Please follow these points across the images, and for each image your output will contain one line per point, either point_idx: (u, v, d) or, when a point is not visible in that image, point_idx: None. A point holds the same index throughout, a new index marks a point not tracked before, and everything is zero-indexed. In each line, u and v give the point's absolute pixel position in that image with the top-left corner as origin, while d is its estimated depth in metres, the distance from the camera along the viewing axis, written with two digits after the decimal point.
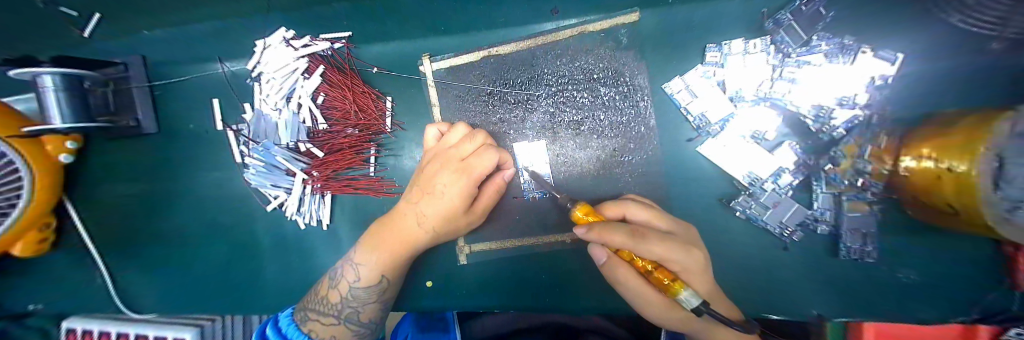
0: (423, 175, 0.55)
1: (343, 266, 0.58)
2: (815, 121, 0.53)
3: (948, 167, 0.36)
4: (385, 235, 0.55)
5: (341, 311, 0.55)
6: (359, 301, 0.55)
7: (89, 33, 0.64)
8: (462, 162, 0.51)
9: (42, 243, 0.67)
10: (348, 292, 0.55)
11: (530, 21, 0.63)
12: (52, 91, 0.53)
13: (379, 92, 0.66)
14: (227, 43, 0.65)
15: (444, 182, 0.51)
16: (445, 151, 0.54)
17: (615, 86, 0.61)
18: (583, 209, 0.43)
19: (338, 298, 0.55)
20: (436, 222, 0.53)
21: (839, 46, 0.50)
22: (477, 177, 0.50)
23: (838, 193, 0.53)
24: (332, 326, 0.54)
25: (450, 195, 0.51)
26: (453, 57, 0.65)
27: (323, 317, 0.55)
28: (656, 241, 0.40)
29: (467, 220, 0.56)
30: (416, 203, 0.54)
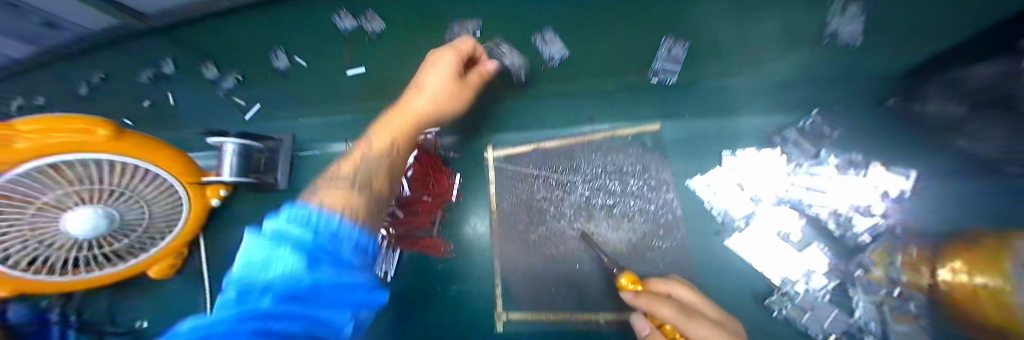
0: (409, 104, 0.65)
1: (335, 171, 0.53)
2: (839, 228, 0.58)
3: (981, 281, 0.40)
4: (390, 124, 0.63)
5: (356, 172, 0.51)
6: (375, 164, 0.56)
7: (247, 114, 0.94)
8: (417, 86, 0.67)
9: (171, 268, 0.84)
10: (357, 164, 0.54)
11: (572, 123, 0.80)
12: (229, 154, 0.78)
13: (451, 170, 0.85)
14: (354, 129, 0.91)
15: (431, 75, 0.65)
16: (412, 95, 0.67)
17: (643, 179, 0.72)
18: (628, 278, 0.54)
19: (352, 169, 0.52)
20: (431, 104, 0.65)
21: (848, 160, 0.61)
22: (454, 63, 0.65)
23: (878, 301, 0.53)
24: (340, 193, 0.43)
25: (438, 75, 0.64)
26: (511, 147, 0.84)
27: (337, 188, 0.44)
28: (699, 324, 0.46)
29: (450, 106, 0.69)
30: (410, 97, 0.67)
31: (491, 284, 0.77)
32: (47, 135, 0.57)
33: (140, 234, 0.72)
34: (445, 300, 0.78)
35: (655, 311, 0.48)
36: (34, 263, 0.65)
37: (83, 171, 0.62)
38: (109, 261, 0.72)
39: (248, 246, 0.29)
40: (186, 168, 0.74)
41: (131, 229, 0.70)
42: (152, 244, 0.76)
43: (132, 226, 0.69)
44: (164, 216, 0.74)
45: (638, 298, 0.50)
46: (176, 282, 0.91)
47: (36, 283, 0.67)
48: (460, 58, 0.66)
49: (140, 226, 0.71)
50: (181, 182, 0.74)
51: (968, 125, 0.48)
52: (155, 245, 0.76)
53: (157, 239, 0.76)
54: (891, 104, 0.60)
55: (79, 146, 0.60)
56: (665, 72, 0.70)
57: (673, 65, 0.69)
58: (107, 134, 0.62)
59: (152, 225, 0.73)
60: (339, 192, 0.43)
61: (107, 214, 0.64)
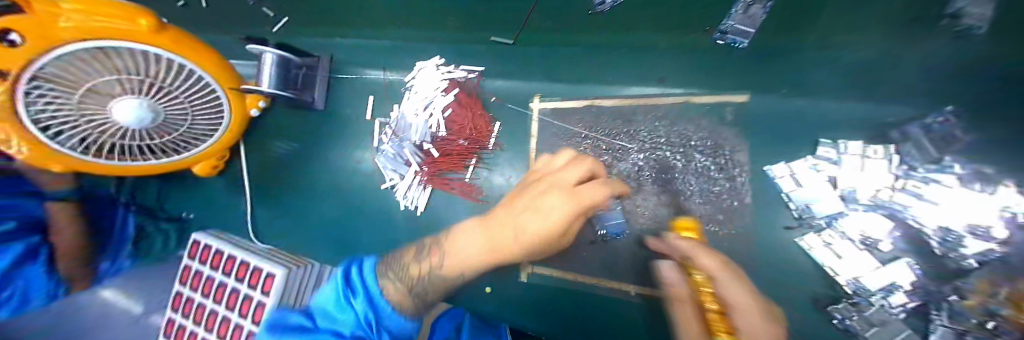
0: (502, 216, 0.60)
1: (433, 249, 0.61)
2: (940, 245, 0.50)
3: None
4: (491, 225, 0.60)
5: (415, 284, 0.53)
6: (435, 282, 0.57)
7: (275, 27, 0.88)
8: (550, 182, 0.60)
9: (214, 168, 0.90)
10: (424, 274, 0.56)
11: (636, 83, 0.72)
12: (268, 65, 0.73)
13: (491, 117, 0.79)
14: (394, 56, 0.84)
15: (553, 206, 0.56)
16: (545, 173, 0.64)
17: (712, 157, 0.64)
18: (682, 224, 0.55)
19: (416, 274, 0.55)
20: (534, 239, 0.58)
21: (976, 171, 0.48)
22: (584, 203, 0.55)
23: (963, 330, 0.46)
24: (402, 292, 0.49)
25: (556, 212, 0.55)
26: (560, 101, 0.76)
27: (399, 283, 0.51)
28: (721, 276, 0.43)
29: (556, 243, 0.63)
30: (521, 211, 0.59)
31: None
32: (93, 19, 0.49)
33: (186, 132, 0.72)
34: None
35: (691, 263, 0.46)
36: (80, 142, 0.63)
37: (128, 61, 0.55)
38: (159, 154, 0.74)
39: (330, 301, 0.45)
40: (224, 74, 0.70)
41: (175, 126, 0.69)
42: (198, 142, 0.78)
43: (178, 120, 0.68)
44: (206, 119, 0.74)
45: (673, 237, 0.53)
46: (219, 184, 0.96)
47: (75, 161, 0.65)
48: (580, 207, 0.55)
49: (187, 124, 0.70)
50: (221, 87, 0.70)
51: None
52: (201, 145, 0.79)
53: (200, 141, 0.78)
54: None
55: (128, 36, 0.53)
56: (736, 33, 0.60)
57: (748, 25, 0.58)
58: (151, 26, 0.54)
59: (195, 124, 0.72)
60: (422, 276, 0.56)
61: (146, 106, 0.59)
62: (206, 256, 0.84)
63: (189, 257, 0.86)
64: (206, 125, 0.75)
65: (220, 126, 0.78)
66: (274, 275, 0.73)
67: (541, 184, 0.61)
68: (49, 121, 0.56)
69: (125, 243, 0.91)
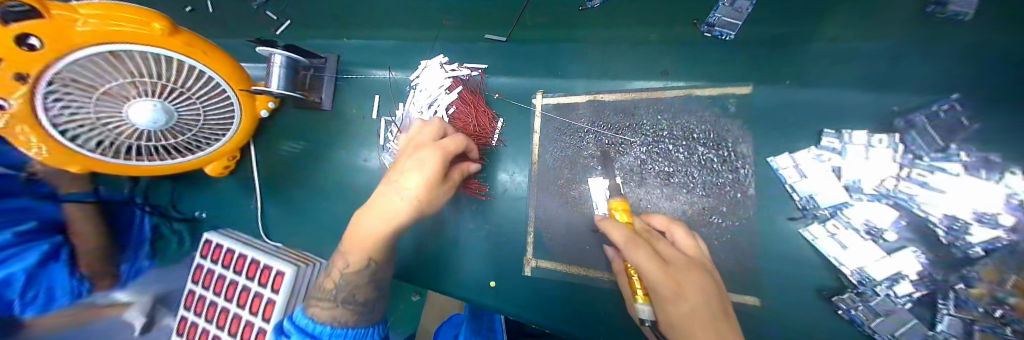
0: (383, 195, 0.60)
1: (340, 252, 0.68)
2: (948, 234, 0.49)
3: None
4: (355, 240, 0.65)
5: (336, 295, 0.65)
6: (351, 285, 0.66)
7: (279, 30, 0.91)
8: (417, 146, 0.61)
9: (225, 169, 0.92)
10: (340, 277, 0.66)
11: (639, 77, 0.72)
12: (276, 66, 0.74)
13: (494, 114, 0.80)
14: (398, 56, 0.85)
15: (408, 175, 0.57)
16: (413, 140, 0.64)
17: (715, 149, 0.64)
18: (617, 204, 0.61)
19: (334, 285, 0.66)
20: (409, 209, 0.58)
21: (982, 159, 0.47)
22: (445, 153, 0.58)
23: (970, 319, 0.47)
24: (331, 309, 0.64)
25: (410, 172, 0.57)
26: (562, 97, 0.77)
27: (324, 303, 0.65)
28: (647, 255, 0.49)
29: (447, 190, 0.64)
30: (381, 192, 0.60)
31: (522, 231, 0.78)
32: (108, 23, 0.51)
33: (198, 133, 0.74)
34: (478, 238, 0.82)
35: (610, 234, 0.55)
36: (100, 145, 0.65)
37: (141, 64, 0.57)
38: (173, 155, 0.77)
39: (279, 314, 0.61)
40: (237, 76, 0.74)
41: (188, 128, 0.71)
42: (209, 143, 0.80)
43: (189, 122, 0.70)
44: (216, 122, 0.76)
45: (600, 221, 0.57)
46: (230, 184, 0.98)
47: (99, 162, 0.68)
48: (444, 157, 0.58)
49: (198, 126, 0.72)
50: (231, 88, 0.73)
51: None
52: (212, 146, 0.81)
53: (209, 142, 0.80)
54: None
55: (142, 39, 0.56)
56: (723, 25, 0.66)
57: (735, 18, 0.65)
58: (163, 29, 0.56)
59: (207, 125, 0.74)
60: (354, 281, 0.66)
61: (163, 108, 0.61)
62: (217, 255, 0.86)
63: (201, 256, 0.89)
64: (219, 126, 0.78)
65: (231, 127, 0.81)
66: (284, 273, 0.75)
67: (404, 162, 0.60)
68: (69, 124, 0.58)
69: (143, 245, 0.94)
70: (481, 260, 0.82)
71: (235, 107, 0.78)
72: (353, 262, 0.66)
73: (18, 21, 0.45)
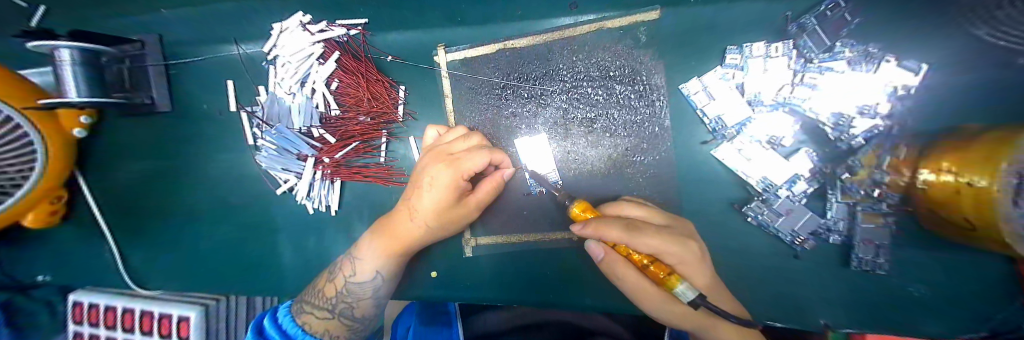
0: (406, 205, 0.58)
1: (345, 261, 0.62)
2: (835, 130, 0.53)
3: (969, 181, 0.38)
4: (374, 246, 0.60)
5: (334, 305, 0.58)
6: (354, 296, 0.59)
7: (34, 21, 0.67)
8: (451, 156, 0.54)
9: (52, 215, 0.69)
10: (345, 287, 0.59)
11: (546, 15, 0.61)
12: (69, 65, 0.53)
13: (392, 80, 0.65)
14: (245, 25, 0.65)
15: (426, 199, 0.55)
16: (439, 147, 0.58)
17: (631, 85, 0.60)
18: (579, 206, 0.47)
19: (333, 293, 0.59)
20: (437, 224, 0.57)
21: (864, 54, 0.51)
22: (464, 173, 0.51)
23: (853, 203, 0.53)
24: (326, 320, 0.57)
25: (437, 187, 0.53)
26: (467, 49, 0.64)
27: (319, 310, 0.57)
28: (649, 235, 0.43)
29: (477, 203, 0.57)
30: (410, 200, 0.57)
31: None
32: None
33: None
34: None
35: (604, 236, 0.43)
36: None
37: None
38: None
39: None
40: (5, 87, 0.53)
41: None
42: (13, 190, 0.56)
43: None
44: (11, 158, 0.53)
45: (586, 230, 0.44)
46: (72, 230, 0.76)
47: None
48: (464, 178, 0.52)
49: None
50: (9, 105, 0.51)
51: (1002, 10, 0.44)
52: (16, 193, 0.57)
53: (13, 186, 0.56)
54: None
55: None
56: None
57: None
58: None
59: None
60: (363, 302, 0.59)
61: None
62: (95, 318, 0.72)
63: (75, 322, 0.73)
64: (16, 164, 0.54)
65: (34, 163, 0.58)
66: (187, 318, 0.65)
67: (423, 176, 0.55)
68: None
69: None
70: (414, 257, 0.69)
71: (31, 136, 0.55)
72: (364, 258, 0.59)
73: None
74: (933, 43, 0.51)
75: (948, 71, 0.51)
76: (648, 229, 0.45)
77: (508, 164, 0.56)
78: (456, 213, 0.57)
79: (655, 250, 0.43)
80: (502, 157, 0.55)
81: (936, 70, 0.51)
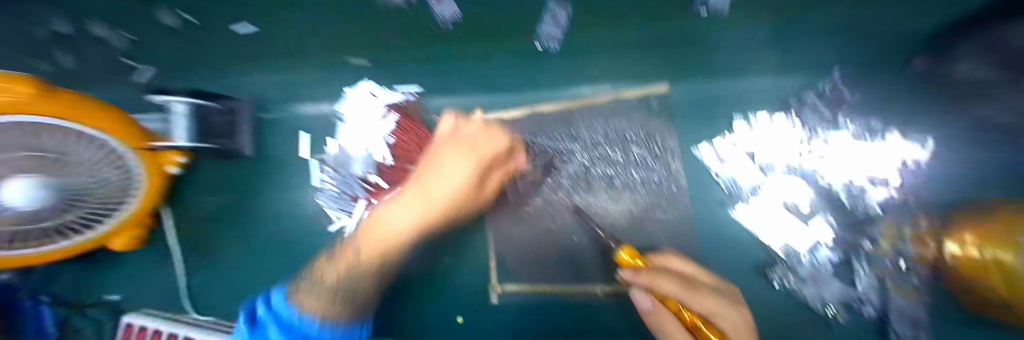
0: (432, 166, 0.62)
1: (347, 248, 0.64)
2: (851, 198, 0.56)
3: (996, 255, 0.41)
4: (368, 244, 0.60)
5: (337, 284, 0.58)
6: (356, 280, 0.60)
7: (144, 79, 0.76)
8: (469, 140, 0.63)
9: (136, 240, 0.79)
10: (341, 277, 0.59)
11: (571, 86, 0.72)
12: (179, 115, 0.68)
13: (437, 136, 0.75)
14: (324, 89, 0.80)
15: (445, 176, 0.58)
16: (453, 138, 0.65)
17: (648, 147, 0.67)
18: (628, 252, 0.47)
19: (328, 280, 0.59)
20: (461, 191, 0.60)
21: (866, 128, 0.58)
22: (485, 157, 0.61)
23: (880, 273, 0.53)
24: (324, 302, 0.55)
25: (451, 176, 0.58)
26: (503, 111, 0.74)
27: (311, 298, 0.55)
28: (708, 298, 0.43)
29: (480, 199, 0.65)
30: (421, 179, 0.61)
31: (484, 256, 0.71)
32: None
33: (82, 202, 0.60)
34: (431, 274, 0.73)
35: (657, 288, 0.42)
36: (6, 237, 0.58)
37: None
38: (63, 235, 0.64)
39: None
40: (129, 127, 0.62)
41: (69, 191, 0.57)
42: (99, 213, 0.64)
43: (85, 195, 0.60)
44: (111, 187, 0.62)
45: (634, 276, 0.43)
46: (144, 254, 0.85)
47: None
48: (486, 162, 0.61)
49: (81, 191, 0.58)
50: (125, 146, 0.61)
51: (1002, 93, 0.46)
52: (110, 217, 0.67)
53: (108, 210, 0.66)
54: (919, 62, 0.53)
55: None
56: (546, 39, 0.63)
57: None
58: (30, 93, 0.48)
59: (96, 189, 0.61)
60: (353, 297, 0.59)
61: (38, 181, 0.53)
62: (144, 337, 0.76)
63: None
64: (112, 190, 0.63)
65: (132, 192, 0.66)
66: None
67: (441, 153, 0.63)
68: None
69: None
70: (442, 301, 0.72)
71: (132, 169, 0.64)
72: (359, 265, 0.60)
73: None
74: (936, 122, 0.55)
75: (962, 147, 0.53)
76: (707, 291, 0.44)
77: (519, 159, 0.69)
78: (469, 202, 0.63)
79: (710, 311, 0.41)
80: (519, 148, 0.68)
81: (947, 147, 0.54)
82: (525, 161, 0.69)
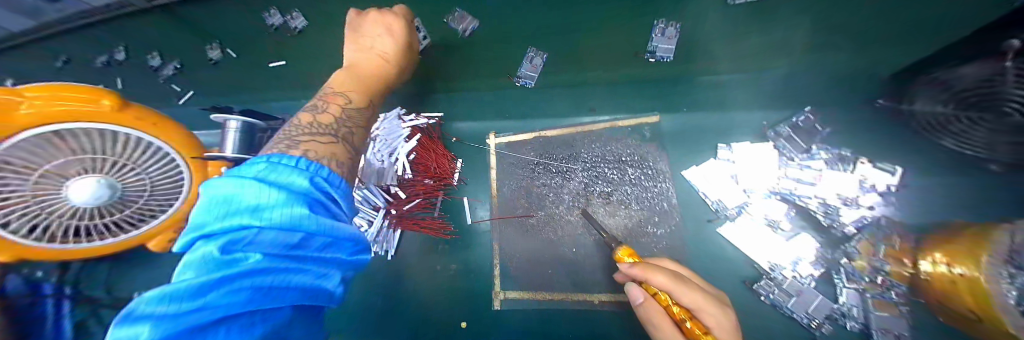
0: (368, 58, 0.67)
1: (323, 102, 0.59)
2: (827, 218, 0.61)
3: (961, 272, 0.43)
4: (356, 81, 0.65)
5: (335, 128, 0.55)
6: (352, 122, 0.59)
7: (180, 101, 0.92)
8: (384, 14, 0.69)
9: None
10: (341, 111, 0.59)
11: (572, 115, 0.81)
12: (231, 131, 0.78)
13: (453, 155, 0.83)
14: None
15: (380, 35, 0.67)
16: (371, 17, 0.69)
17: (641, 168, 0.75)
18: (625, 252, 0.55)
19: (333, 120, 0.56)
20: (393, 54, 0.68)
21: (838, 156, 0.63)
22: (405, 16, 0.69)
23: (861, 289, 0.57)
24: (329, 145, 0.50)
25: (390, 35, 0.67)
26: (511, 134, 0.83)
27: (320, 139, 0.50)
28: (692, 290, 0.44)
29: (404, 62, 0.71)
30: (370, 45, 0.67)
31: (489, 263, 0.77)
32: (51, 103, 0.47)
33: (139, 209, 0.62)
34: (442, 279, 0.78)
35: (649, 280, 0.45)
36: (36, 230, 0.55)
37: (85, 139, 0.51)
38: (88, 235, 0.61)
39: (234, 190, 0.31)
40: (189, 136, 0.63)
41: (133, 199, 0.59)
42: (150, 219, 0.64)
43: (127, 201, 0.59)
44: (167, 192, 0.63)
45: (633, 268, 0.47)
46: (170, 256, 0.91)
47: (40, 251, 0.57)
48: (407, 19, 0.70)
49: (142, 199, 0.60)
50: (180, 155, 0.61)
51: (954, 125, 0.51)
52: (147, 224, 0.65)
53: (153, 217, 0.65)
54: (881, 103, 0.63)
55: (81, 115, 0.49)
56: (525, 76, 0.78)
57: (668, 44, 0.69)
58: (113, 103, 0.51)
59: (154, 196, 0.61)
60: (324, 143, 0.50)
61: (106, 183, 0.53)
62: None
63: None
64: (164, 197, 0.63)
65: (175, 199, 0.64)
66: None
67: (370, 31, 0.68)
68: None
69: None
70: (450, 307, 0.76)
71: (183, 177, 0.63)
72: (354, 102, 0.62)
73: (38, 91, 0.47)
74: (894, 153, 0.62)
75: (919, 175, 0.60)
76: (691, 282, 0.46)
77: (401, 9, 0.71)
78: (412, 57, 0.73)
79: (695, 305, 0.43)
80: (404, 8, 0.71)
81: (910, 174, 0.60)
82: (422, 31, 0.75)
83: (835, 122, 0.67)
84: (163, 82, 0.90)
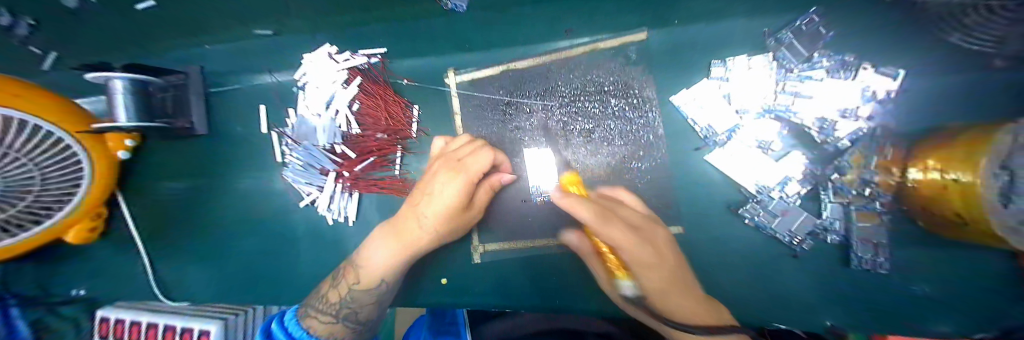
0: (407, 217, 0.64)
1: (348, 270, 0.67)
2: (821, 134, 0.56)
3: (954, 177, 0.39)
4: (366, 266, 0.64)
5: (338, 310, 0.62)
6: (358, 302, 0.63)
7: (45, 67, 0.73)
8: (458, 162, 0.63)
9: (93, 232, 0.73)
10: (349, 292, 0.63)
11: (546, 39, 0.67)
12: (121, 93, 0.59)
13: (407, 101, 0.71)
14: (274, 55, 0.73)
15: (439, 195, 0.62)
16: (446, 155, 0.66)
17: (625, 98, 0.66)
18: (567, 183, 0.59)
19: (339, 299, 0.63)
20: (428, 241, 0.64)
21: (841, 62, 0.56)
22: (472, 175, 0.62)
23: (846, 203, 0.55)
24: (330, 324, 0.61)
25: (446, 194, 0.62)
26: (474, 71, 0.70)
27: (324, 316, 0.62)
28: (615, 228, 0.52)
29: (455, 227, 0.66)
30: (418, 205, 0.64)
31: None
32: None
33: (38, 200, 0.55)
34: None
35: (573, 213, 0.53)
36: None
37: None
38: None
39: None
40: (60, 111, 0.57)
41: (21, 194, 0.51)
42: (56, 210, 0.59)
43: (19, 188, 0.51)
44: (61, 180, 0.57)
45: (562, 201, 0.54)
46: (107, 247, 0.81)
47: None
48: (473, 180, 0.62)
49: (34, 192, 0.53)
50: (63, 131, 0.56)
51: (970, 17, 0.47)
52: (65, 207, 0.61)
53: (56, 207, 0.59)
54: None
55: None
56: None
57: None
58: None
59: (48, 186, 0.55)
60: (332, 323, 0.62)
61: None
62: (105, 330, 0.74)
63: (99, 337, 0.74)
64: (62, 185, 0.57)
65: (80, 180, 0.61)
66: (209, 332, 0.67)
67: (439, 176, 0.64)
68: None
69: None
70: (428, 267, 0.72)
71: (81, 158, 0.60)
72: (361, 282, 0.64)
73: None
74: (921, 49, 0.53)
75: (927, 75, 0.53)
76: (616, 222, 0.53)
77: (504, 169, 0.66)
78: (466, 216, 0.66)
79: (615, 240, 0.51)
80: (502, 157, 0.66)
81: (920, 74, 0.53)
82: (511, 175, 0.65)
83: (851, 19, 0.56)
84: (18, 44, 0.71)
